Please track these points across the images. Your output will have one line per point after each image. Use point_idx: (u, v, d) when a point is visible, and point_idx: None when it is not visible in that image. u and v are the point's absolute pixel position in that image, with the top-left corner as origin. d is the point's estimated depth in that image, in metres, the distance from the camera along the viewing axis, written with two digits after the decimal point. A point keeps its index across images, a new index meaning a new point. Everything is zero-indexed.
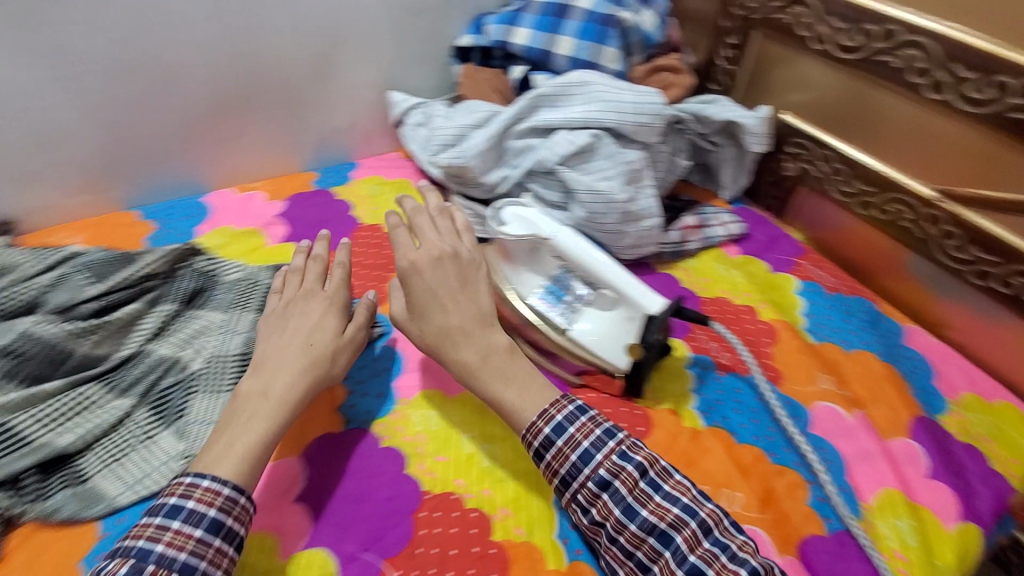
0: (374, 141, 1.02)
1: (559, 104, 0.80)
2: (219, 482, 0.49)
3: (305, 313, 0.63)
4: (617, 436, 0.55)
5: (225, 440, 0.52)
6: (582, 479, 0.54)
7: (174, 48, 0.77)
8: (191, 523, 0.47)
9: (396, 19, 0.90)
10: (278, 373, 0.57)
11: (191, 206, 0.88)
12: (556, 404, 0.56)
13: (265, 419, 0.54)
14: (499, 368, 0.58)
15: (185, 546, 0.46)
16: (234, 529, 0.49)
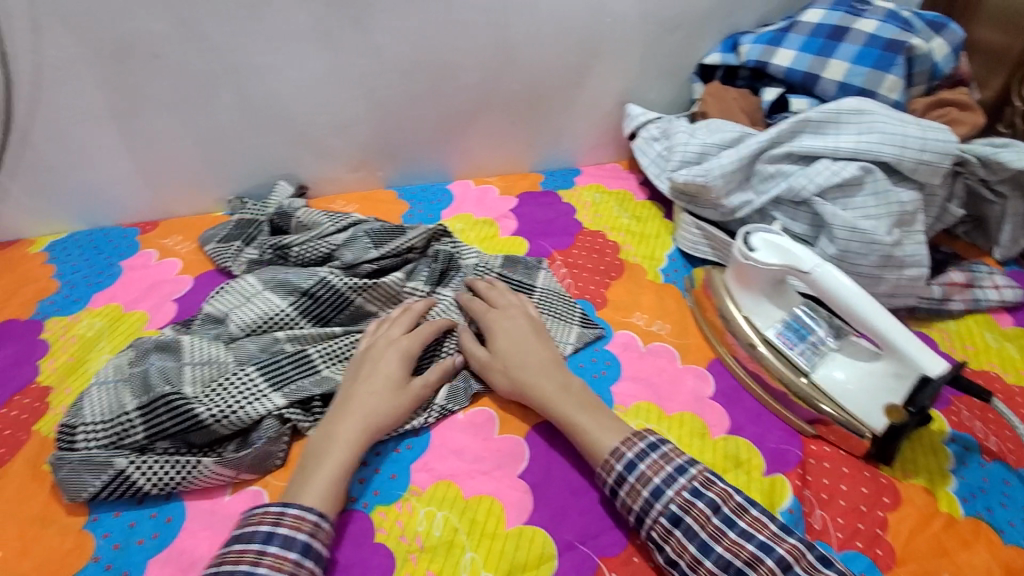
0: (599, 150, 1.05)
1: (825, 131, 0.75)
2: (305, 509, 0.51)
3: (379, 359, 0.63)
4: (686, 473, 0.53)
5: (312, 470, 0.54)
6: (654, 514, 0.52)
7: (456, 55, 0.86)
8: (287, 547, 0.48)
9: (651, 34, 0.91)
10: (373, 403, 0.59)
11: (438, 192, 0.98)
12: (626, 441, 0.55)
13: (333, 461, 0.55)
14: (578, 403, 0.60)
15: (282, 568, 0.47)
16: (321, 552, 0.50)
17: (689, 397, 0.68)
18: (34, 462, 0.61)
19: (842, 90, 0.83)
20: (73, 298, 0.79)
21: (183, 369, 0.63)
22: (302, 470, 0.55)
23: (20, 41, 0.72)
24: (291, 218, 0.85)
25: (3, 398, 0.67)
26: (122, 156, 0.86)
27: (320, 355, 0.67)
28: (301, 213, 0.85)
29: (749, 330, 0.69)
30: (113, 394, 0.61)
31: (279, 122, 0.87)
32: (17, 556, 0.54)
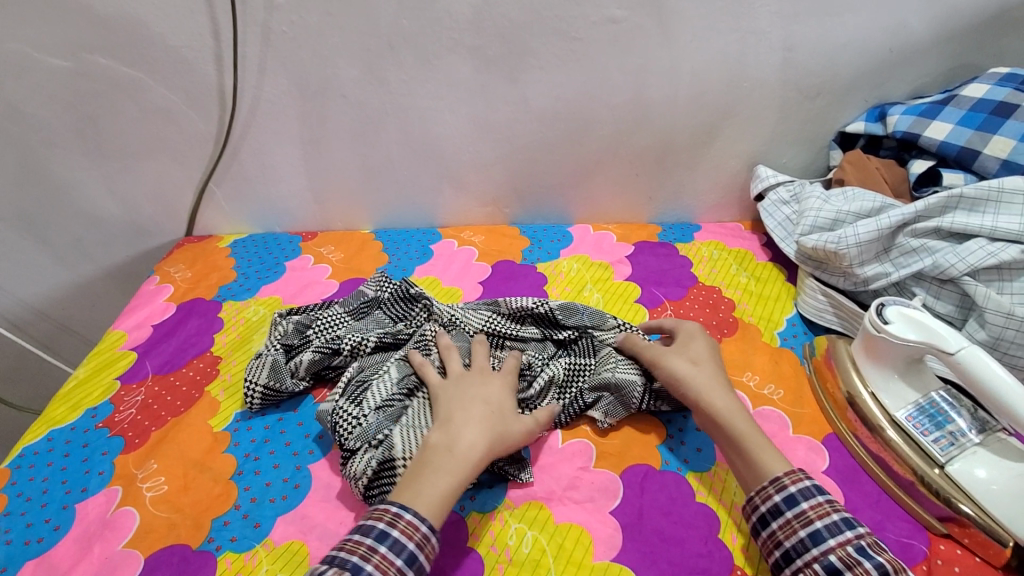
0: (721, 208, 1.05)
1: (981, 209, 0.70)
2: (417, 517, 0.53)
3: (483, 391, 0.64)
4: (856, 529, 0.51)
5: (432, 477, 0.56)
6: (808, 557, 0.51)
7: (596, 109, 0.93)
8: (394, 550, 0.51)
9: (789, 100, 0.92)
10: (461, 430, 0.59)
11: (558, 233, 1.04)
12: (791, 475, 0.56)
13: (452, 476, 0.56)
14: (745, 427, 0.60)
15: (356, 551, 0.51)
16: (422, 565, 0.51)
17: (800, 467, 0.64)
18: (203, 416, 0.73)
19: (1005, 167, 0.76)
20: (245, 286, 0.94)
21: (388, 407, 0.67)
22: (409, 481, 0.56)
23: (249, 79, 0.91)
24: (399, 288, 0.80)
25: (185, 359, 0.81)
26: (301, 175, 1.02)
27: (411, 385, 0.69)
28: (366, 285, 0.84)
29: (877, 410, 0.65)
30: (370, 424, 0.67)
31: (429, 156, 0.99)
32: (180, 490, 0.64)
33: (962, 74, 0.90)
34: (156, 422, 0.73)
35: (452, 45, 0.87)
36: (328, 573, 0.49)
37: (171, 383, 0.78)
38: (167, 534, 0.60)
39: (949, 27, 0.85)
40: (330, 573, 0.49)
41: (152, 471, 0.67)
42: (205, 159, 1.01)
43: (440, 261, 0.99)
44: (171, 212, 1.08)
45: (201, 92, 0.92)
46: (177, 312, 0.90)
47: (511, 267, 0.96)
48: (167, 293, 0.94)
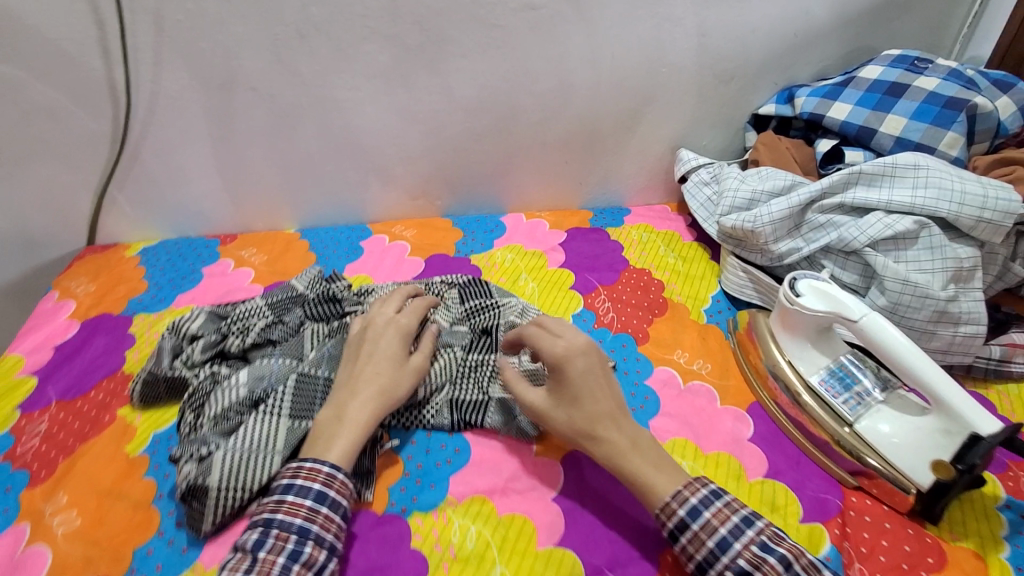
0: (649, 191, 1.08)
1: (879, 184, 0.75)
2: (319, 463, 0.55)
3: (377, 337, 0.66)
4: (755, 526, 0.51)
5: (328, 440, 0.57)
6: (720, 567, 0.50)
7: (520, 98, 0.93)
8: (301, 495, 0.53)
9: (706, 84, 0.95)
10: (349, 397, 0.60)
11: (491, 223, 1.03)
12: (689, 485, 0.54)
13: (344, 437, 0.57)
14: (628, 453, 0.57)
15: (298, 514, 0.52)
16: (336, 500, 0.54)
17: (728, 438, 0.67)
18: (116, 441, 0.68)
19: (899, 145, 0.81)
20: (158, 297, 0.88)
21: (264, 443, 0.61)
22: (312, 444, 0.58)
23: (144, 72, 0.84)
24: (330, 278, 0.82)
25: (94, 381, 0.75)
26: (214, 174, 0.96)
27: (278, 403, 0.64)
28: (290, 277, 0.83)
29: (792, 376, 0.69)
30: (248, 464, 0.60)
31: (352, 150, 0.96)
32: (96, 522, 0.60)
33: (859, 56, 0.96)
34: (63, 451, 0.67)
35: (367, 34, 0.83)
36: (276, 539, 0.50)
37: (78, 409, 0.72)
38: (84, 570, 0.56)
39: (846, 13, 0.91)
40: (277, 538, 0.50)
41: (62, 505, 0.62)
42: (103, 162, 0.92)
43: (371, 258, 0.96)
44: (68, 221, 0.98)
45: (90, 88, 0.85)
46: (81, 330, 0.83)
47: (444, 259, 0.95)
48: (68, 309, 0.86)
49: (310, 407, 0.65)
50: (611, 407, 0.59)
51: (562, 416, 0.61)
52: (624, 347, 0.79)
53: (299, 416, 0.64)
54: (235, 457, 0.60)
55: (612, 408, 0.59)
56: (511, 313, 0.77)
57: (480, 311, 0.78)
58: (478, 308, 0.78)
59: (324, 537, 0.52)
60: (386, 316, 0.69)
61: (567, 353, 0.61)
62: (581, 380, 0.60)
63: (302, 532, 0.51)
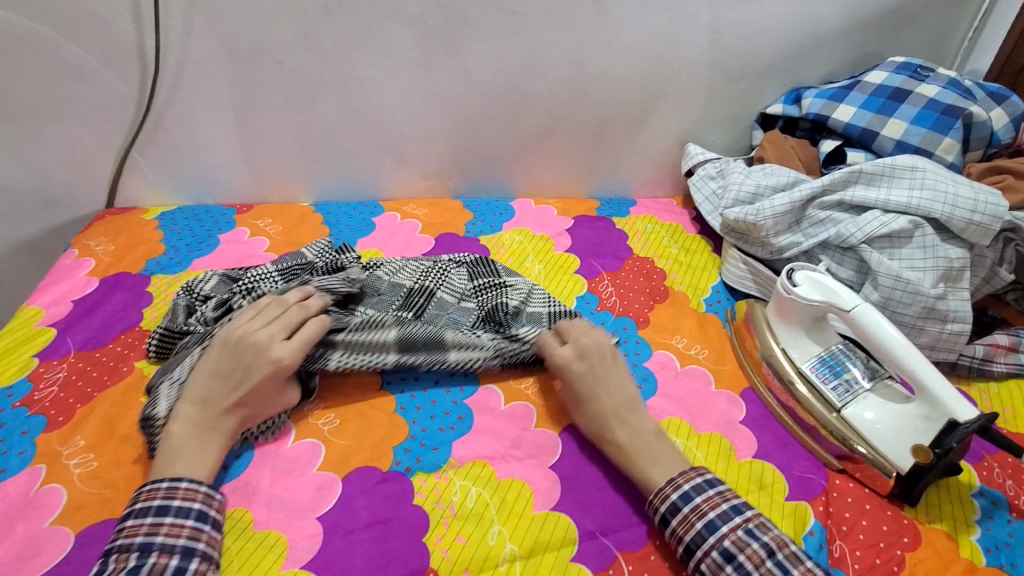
0: (655, 183, 1.11)
1: (878, 184, 0.78)
2: (155, 484, 0.54)
3: (253, 350, 0.63)
4: (743, 514, 0.54)
5: (173, 455, 0.57)
6: (706, 548, 0.53)
7: (535, 84, 0.95)
8: (139, 515, 0.52)
9: (716, 81, 0.97)
10: (207, 409, 0.59)
11: (500, 206, 1.06)
12: (683, 473, 0.58)
13: (202, 453, 0.57)
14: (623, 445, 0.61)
15: (137, 533, 0.50)
16: (183, 508, 0.53)
17: (720, 419, 0.70)
18: (133, 392, 0.70)
19: (898, 147, 0.84)
20: (175, 259, 0.90)
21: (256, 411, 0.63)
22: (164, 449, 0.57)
23: (173, 39, 0.86)
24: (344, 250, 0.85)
25: (111, 335, 0.78)
26: (233, 144, 0.99)
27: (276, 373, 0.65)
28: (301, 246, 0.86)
29: (786, 364, 0.71)
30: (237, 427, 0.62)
31: (369, 127, 0.98)
32: (112, 465, 0.63)
33: (865, 62, 0.99)
34: (81, 398, 0.69)
35: (391, 13, 0.86)
36: (117, 562, 0.49)
37: (96, 359, 0.74)
38: (100, 509, 0.59)
39: (855, 19, 0.94)
40: (116, 561, 0.49)
41: (79, 448, 0.64)
42: (125, 125, 0.95)
43: (382, 234, 0.98)
44: (89, 183, 1.01)
45: (119, 52, 0.87)
46: (100, 286, 0.85)
47: (453, 238, 0.97)
48: (87, 267, 0.89)
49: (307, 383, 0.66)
50: (616, 404, 0.63)
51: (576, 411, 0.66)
52: (624, 329, 0.81)
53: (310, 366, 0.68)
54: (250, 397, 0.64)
55: (616, 403, 0.63)
56: (516, 297, 0.79)
57: (486, 289, 0.82)
58: (485, 288, 0.81)
59: (172, 543, 0.50)
60: (253, 325, 0.65)
61: (581, 352, 0.67)
62: (586, 380, 0.65)
63: (145, 547, 0.50)
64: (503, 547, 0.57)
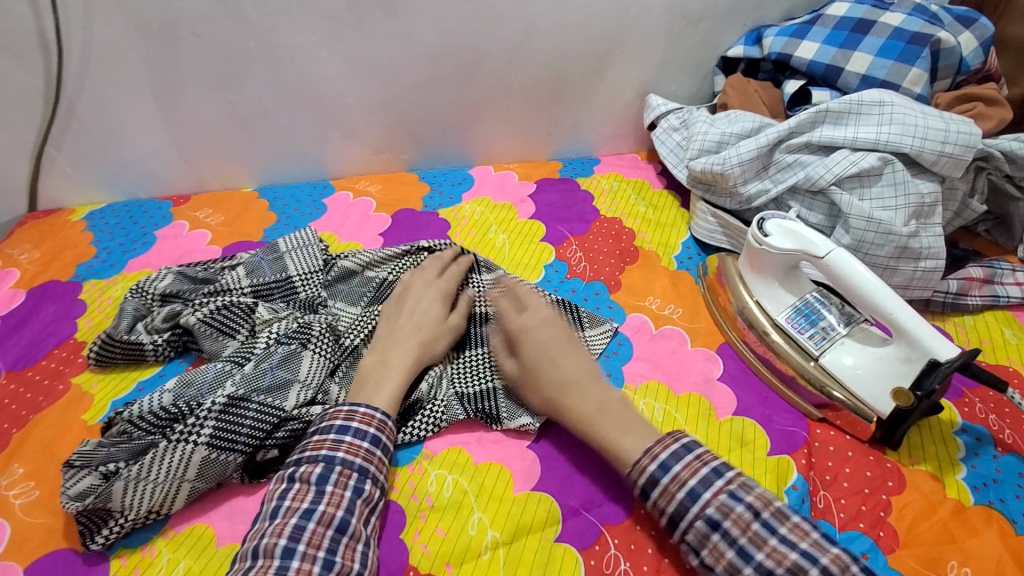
0: (618, 139, 1.06)
1: (845, 121, 0.75)
2: (372, 408, 0.57)
3: (416, 298, 0.68)
4: (725, 475, 0.49)
5: (371, 391, 0.59)
6: (691, 518, 0.49)
7: (484, 41, 0.89)
8: (359, 437, 0.54)
9: (674, 26, 0.92)
10: (390, 348, 0.63)
11: (458, 176, 1.01)
12: (660, 441, 0.52)
13: (390, 382, 0.60)
14: (603, 421, 0.56)
15: (358, 454, 0.54)
16: (387, 444, 0.57)
17: (699, 378, 0.68)
18: (73, 411, 0.65)
19: (864, 82, 0.80)
20: (109, 263, 0.84)
21: (174, 471, 0.54)
22: (357, 393, 0.59)
23: (74, 19, 0.77)
24: (321, 260, 0.76)
25: (45, 350, 0.72)
26: (161, 132, 0.91)
27: (197, 420, 0.56)
28: (283, 249, 0.77)
29: (760, 315, 0.70)
30: (149, 494, 0.54)
31: (309, 101, 0.91)
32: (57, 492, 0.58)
33: None
34: (16, 423, 0.64)
35: None
36: (340, 475, 0.52)
37: (29, 379, 0.69)
38: (47, 540, 0.55)
39: None
40: (341, 473, 0.52)
41: (19, 476, 0.59)
42: (37, 120, 0.86)
43: (334, 215, 0.93)
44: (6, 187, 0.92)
45: (16, 38, 0.78)
46: (27, 299, 0.78)
47: (410, 213, 0.93)
48: (12, 278, 0.81)
49: (234, 437, 0.56)
50: (583, 376, 0.59)
51: (552, 377, 0.60)
52: (597, 295, 0.79)
53: (219, 449, 0.56)
54: (174, 461, 0.54)
55: (580, 367, 0.60)
56: None
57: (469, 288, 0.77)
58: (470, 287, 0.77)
59: (379, 475, 0.54)
60: (426, 280, 0.71)
61: (529, 318, 0.65)
62: (532, 345, 0.62)
63: (363, 471, 0.53)
64: (484, 535, 0.55)
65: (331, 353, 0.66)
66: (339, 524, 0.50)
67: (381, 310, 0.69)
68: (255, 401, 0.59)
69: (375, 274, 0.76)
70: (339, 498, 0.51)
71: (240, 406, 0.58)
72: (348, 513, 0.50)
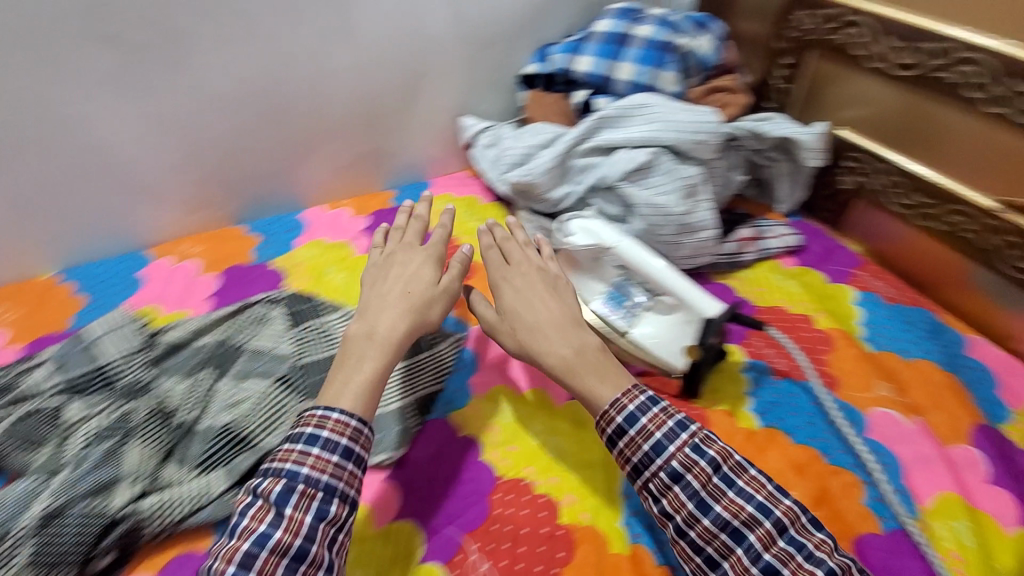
0: (444, 161, 1.11)
1: (620, 124, 0.87)
2: (346, 414, 0.56)
3: (406, 262, 0.72)
4: (689, 429, 0.56)
5: (346, 372, 0.60)
6: (655, 468, 0.55)
7: (286, 84, 0.89)
8: (327, 450, 0.54)
9: (469, 51, 0.99)
10: (380, 315, 0.65)
11: (288, 222, 0.99)
12: (627, 395, 0.59)
13: (378, 355, 0.61)
14: (578, 362, 0.62)
15: (326, 470, 0.53)
16: (360, 456, 0.56)
17: (538, 373, 0.75)
18: None
19: (632, 87, 0.93)
20: None
21: None
22: (339, 370, 0.60)
23: None
24: (138, 342, 0.72)
25: None
26: None
27: (10, 547, 0.54)
28: (92, 335, 0.72)
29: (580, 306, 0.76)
30: None
31: (103, 171, 0.84)
32: None
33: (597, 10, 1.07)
34: None
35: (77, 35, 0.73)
36: (303, 495, 0.51)
37: None
38: None
39: None
40: (303, 493, 0.51)
41: None
42: None
43: (155, 286, 0.87)
44: None
45: None
46: None
47: (241, 269, 0.90)
48: None
49: (55, 554, 0.54)
50: (561, 319, 0.65)
51: (534, 318, 0.65)
52: None
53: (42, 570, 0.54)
54: None
55: (568, 315, 0.66)
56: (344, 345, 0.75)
57: (310, 335, 0.76)
58: (309, 335, 0.76)
59: (348, 493, 0.54)
60: (418, 253, 0.73)
61: (523, 266, 0.72)
62: (523, 296, 0.68)
63: (329, 490, 0.52)
64: None
65: (161, 439, 0.64)
66: (297, 552, 0.49)
67: (364, 275, 0.71)
68: (75, 512, 0.56)
69: (205, 342, 0.74)
70: (297, 523, 0.50)
71: (57, 521, 0.56)
72: (307, 540, 0.50)
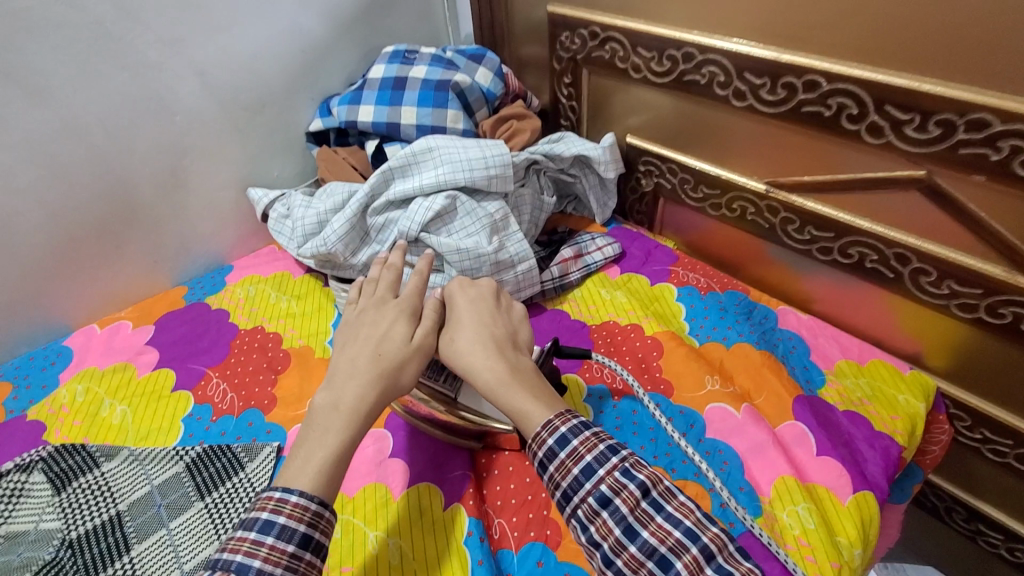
0: (245, 239, 1.00)
1: (411, 172, 0.82)
2: (306, 497, 0.47)
3: (377, 319, 0.59)
4: (619, 452, 0.51)
5: (306, 457, 0.50)
6: (583, 493, 0.49)
7: (2, 197, 0.75)
8: (283, 539, 0.45)
9: (238, 119, 0.90)
10: (348, 384, 0.53)
11: (52, 353, 0.83)
12: (562, 416, 0.53)
13: (340, 430, 0.51)
14: (514, 382, 0.56)
15: (280, 562, 0.44)
16: (320, 543, 0.47)
17: (371, 465, 0.67)
18: None
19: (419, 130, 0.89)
20: None
21: None
22: (300, 448, 0.50)
23: None
24: None
25: None
26: None
27: None
28: None
29: None
30: None
31: None
32: None
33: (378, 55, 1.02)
34: None
35: None
36: None
37: None
38: None
39: (340, 19, 0.94)
40: None
41: None
42: None
43: None
44: None
45: None
46: None
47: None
48: None
49: None
50: (501, 340, 0.59)
51: (468, 341, 0.58)
52: (250, 425, 0.72)
53: None
54: None
55: (503, 335, 0.60)
56: (131, 495, 0.63)
57: (84, 497, 0.63)
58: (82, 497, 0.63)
59: None
60: (381, 298, 0.62)
61: (459, 289, 0.64)
62: (457, 317, 0.61)
63: None
64: None
65: None
66: None
67: (335, 337, 0.59)
68: None
69: None
70: None
71: None
72: None
